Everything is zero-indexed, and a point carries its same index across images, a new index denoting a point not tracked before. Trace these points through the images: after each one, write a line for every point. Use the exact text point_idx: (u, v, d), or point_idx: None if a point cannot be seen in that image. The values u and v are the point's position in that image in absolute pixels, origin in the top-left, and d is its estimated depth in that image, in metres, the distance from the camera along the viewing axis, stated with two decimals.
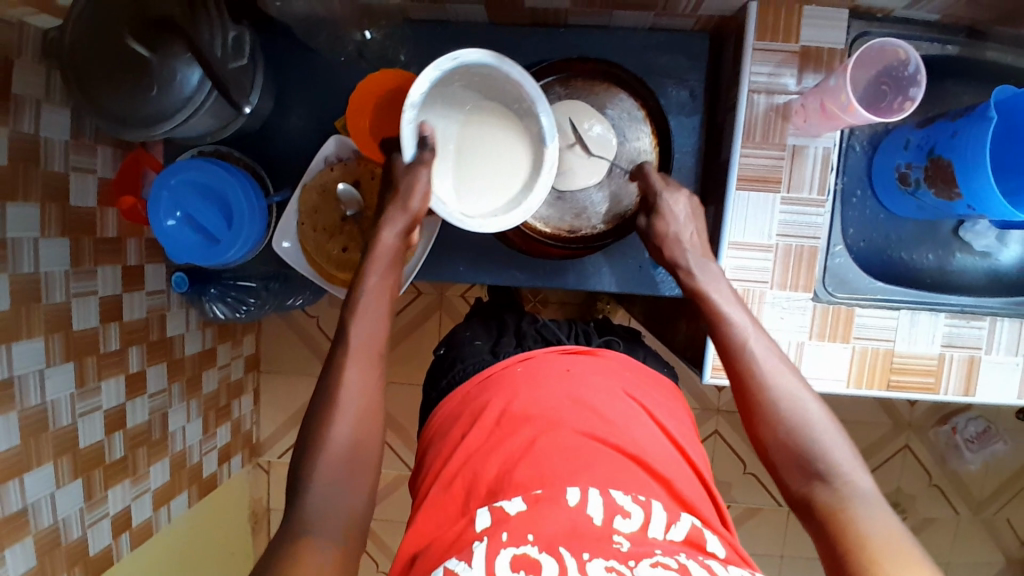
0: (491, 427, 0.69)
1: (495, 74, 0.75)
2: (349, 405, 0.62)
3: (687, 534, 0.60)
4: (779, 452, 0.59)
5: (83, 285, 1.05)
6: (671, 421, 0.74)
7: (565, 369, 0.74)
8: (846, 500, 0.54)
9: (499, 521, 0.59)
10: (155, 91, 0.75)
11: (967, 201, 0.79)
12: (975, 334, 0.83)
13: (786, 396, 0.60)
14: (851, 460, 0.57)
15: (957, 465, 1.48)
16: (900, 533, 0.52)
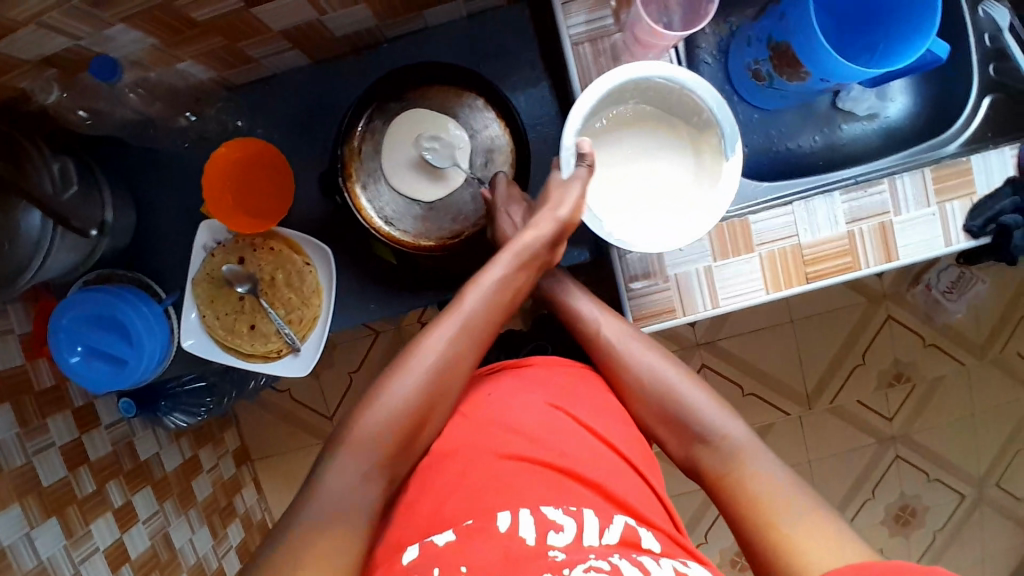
0: (419, 474, 0.67)
1: (665, 87, 0.74)
2: (420, 378, 0.69)
3: (621, 535, 0.59)
4: (659, 424, 0.75)
5: (38, 441, 1.08)
6: (600, 413, 0.71)
7: (489, 397, 0.71)
8: (728, 454, 0.70)
9: (430, 555, 0.57)
10: (5, 248, 0.74)
11: (818, 76, 0.76)
12: (877, 200, 0.81)
13: (656, 376, 0.76)
14: (723, 419, 0.72)
15: (944, 318, 1.46)
16: (774, 467, 0.67)
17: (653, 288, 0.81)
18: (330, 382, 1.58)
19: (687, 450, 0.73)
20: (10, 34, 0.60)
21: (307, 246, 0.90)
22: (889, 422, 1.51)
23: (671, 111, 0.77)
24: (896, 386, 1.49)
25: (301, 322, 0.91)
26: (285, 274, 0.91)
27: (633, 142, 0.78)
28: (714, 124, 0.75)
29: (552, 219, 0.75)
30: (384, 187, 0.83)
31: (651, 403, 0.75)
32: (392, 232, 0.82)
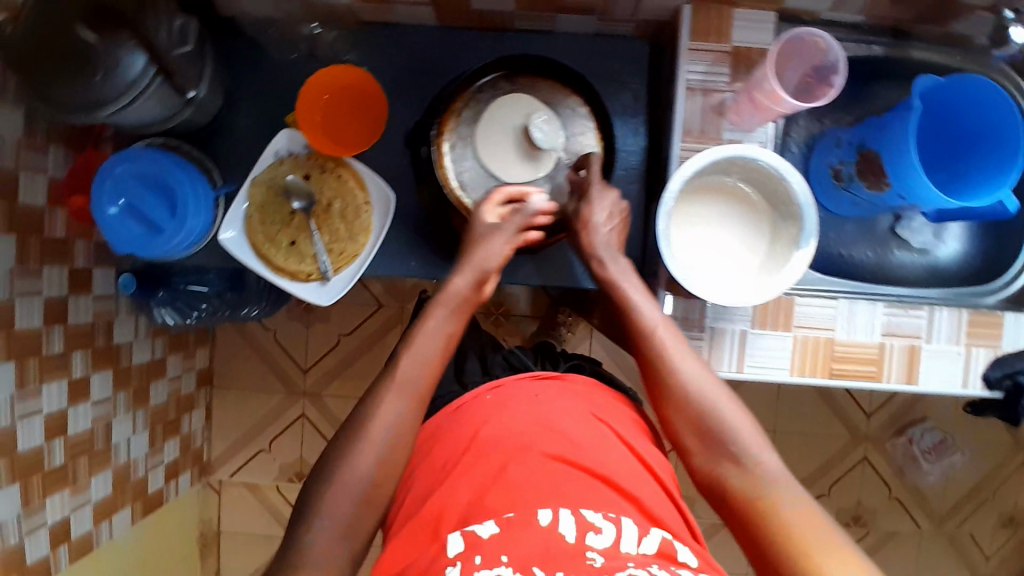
0: (463, 452, 0.68)
1: (763, 172, 0.76)
2: (419, 351, 0.71)
3: (658, 547, 0.60)
4: (690, 440, 0.71)
5: (26, 283, 1.04)
6: (638, 439, 0.74)
7: (534, 396, 0.74)
8: (759, 481, 0.67)
9: (472, 545, 0.59)
10: (98, 77, 0.73)
11: (897, 191, 0.81)
12: (913, 322, 0.85)
13: (694, 388, 0.72)
14: (760, 445, 0.69)
15: (915, 477, 1.49)
16: (806, 504, 0.64)
17: (687, 334, 0.82)
18: (317, 337, 1.56)
19: (712, 467, 0.70)
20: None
21: (372, 186, 0.92)
22: None
23: (765, 195, 0.79)
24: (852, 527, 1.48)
25: (340, 254, 0.91)
26: (342, 205, 0.91)
27: (718, 209, 0.79)
28: (798, 216, 0.75)
29: (601, 246, 0.79)
30: (469, 155, 0.84)
31: (685, 411, 0.72)
32: (461, 198, 0.84)
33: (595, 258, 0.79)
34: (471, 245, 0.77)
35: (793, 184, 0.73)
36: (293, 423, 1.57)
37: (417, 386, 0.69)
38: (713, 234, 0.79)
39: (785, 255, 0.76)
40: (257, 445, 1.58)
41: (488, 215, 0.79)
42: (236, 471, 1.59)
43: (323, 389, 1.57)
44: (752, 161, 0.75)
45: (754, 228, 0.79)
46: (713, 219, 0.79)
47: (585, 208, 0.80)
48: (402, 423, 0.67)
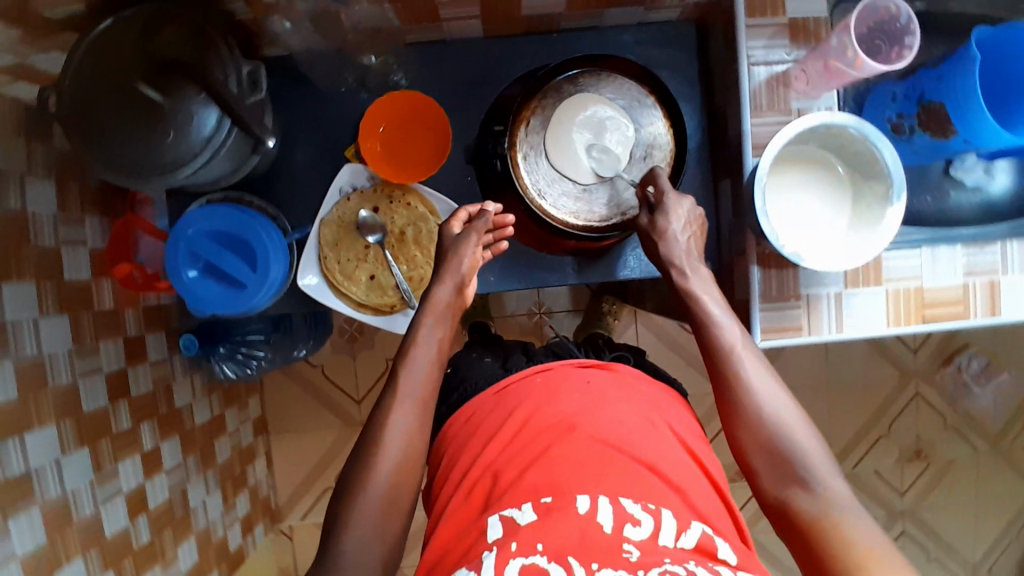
0: (508, 440, 0.70)
1: (845, 138, 0.77)
2: (420, 357, 0.75)
3: (697, 541, 0.60)
4: (760, 456, 0.70)
5: (87, 363, 1.00)
6: (688, 433, 0.75)
7: (585, 382, 0.75)
8: (827, 508, 0.65)
9: (510, 531, 0.60)
10: (171, 136, 0.71)
11: (963, 137, 0.84)
12: (990, 259, 0.88)
13: (768, 405, 0.70)
14: (829, 471, 0.67)
15: (967, 403, 1.54)
16: (872, 531, 0.62)
17: (784, 305, 0.84)
18: (364, 366, 1.55)
19: (780, 491, 0.68)
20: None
21: (443, 208, 0.91)
22: (901, 497, 1.55)
23: (845, 158, 0.80)
24: (913, 461, 1.54)
25: (421, 282, 0.90)
26: (416, 232, 0.90)
27: (802, 178, 0.81)
28: (885, 174, 0.76)
29: (676, 270, 0.78)
30: (543, 163, 0.84)
31: (756, 431, 0.70)
32: (543, 207, 0.84)
33: (674, 266, 0.78)
34: (443, 259, 0.81)
35: (881, 147, 0.75)
36: None
37: (417, 392, 0.73)
38: (801, 204, 0.80)
39: (876, 215, 0.77)
40: (322, 484, 1.57)
41: (454, 231, 0.82)
42: (305, 513, 1.57)
43: None
44: (836, 128, 0.76)
45: (838, 193, 0.80)
46: (799, 189, 0.80)
47: (663, 220, 0.78)
48: (411, 428, 0.71)
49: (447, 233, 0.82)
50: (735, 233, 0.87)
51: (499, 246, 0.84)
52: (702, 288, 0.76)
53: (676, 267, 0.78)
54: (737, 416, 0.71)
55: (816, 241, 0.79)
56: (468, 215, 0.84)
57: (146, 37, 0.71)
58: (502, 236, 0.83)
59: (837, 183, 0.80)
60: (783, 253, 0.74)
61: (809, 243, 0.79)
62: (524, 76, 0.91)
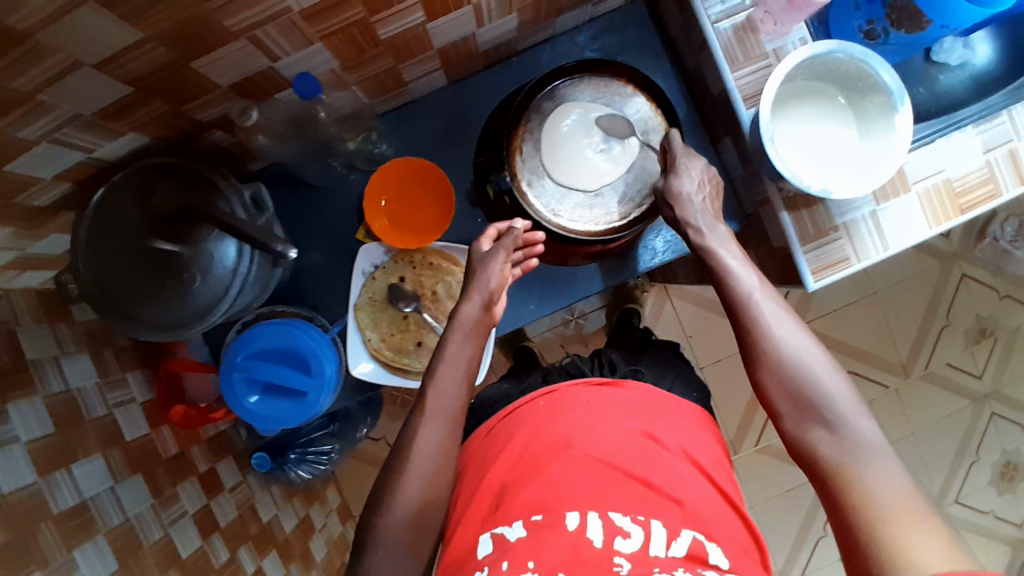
0: (513, 460, 0.72)
1: (835, 64, 0.77)
2: (447, 379, 0.74)
3: (688, 549, 0.62)
4: (780, 398, 0.68)
5: (172, 511, 1.01)
6: (695, 443, 0.75)
7: (585, 404, 0.77)
8: (853, 451, 0.63)
9: (501, 548, 0.63)
10: (199, 280, 0.72)
11: (940, 23, 0.83)
12: (1003, 130, 0.87)
13: (786, 353, 0.68)
14: (855, 411, 0.65)
15: (1015, 268, 1.52)
16: (897, 475, 0.60)
17: (826, 240, 0.83)
18: None
19: (803, 435, 0.66)
20: (217, 48, 0.61)
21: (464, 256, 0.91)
22: (980, 380, 1.54)
23: (836, 82, 0.80)
24: (981, 341, 1.53)
25: None
26: (447, 286, 0.91)
27: (800, 114, 0.80)
28: (883, 86, 0.75)
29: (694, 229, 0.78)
30: (548, 183, 0.84)
31: (772, 379, 0.69)
32: (561, 224, 0.84)
33: (691, 228, 0.78)
34: (472, 275, 0.80)
35: (874, 64, 0.75)
36: None
37: (450, 412, 0.72)
38: (808, 139, 0.80)
39: (885, 129, 0.77)
40: None
41: (483, 247, 0.81)
42: None
43: None
44: (821, 57, 0.76)
45: (841, 118, 0.80)
46: (803, 124, 0.80)
47: (676, 182, 0.78)
48: (441, 447, 0.70)
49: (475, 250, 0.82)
50: (752, 185, 0.87)
51: (528, 264, 0.83)
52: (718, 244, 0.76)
53: (692, 224, 0.78)
54: (753, 366, 0.71)
55: (834, 171, 0.78)
56: (496, 232, 0.83)
57: (143, 200, 0.71)
58: (531, 253, 0.82)
59: (837, 109, 0.80)
60: (813, 193, 0.73)
61: (828, 174, 0.78)
62: (501, 105, 0.91)
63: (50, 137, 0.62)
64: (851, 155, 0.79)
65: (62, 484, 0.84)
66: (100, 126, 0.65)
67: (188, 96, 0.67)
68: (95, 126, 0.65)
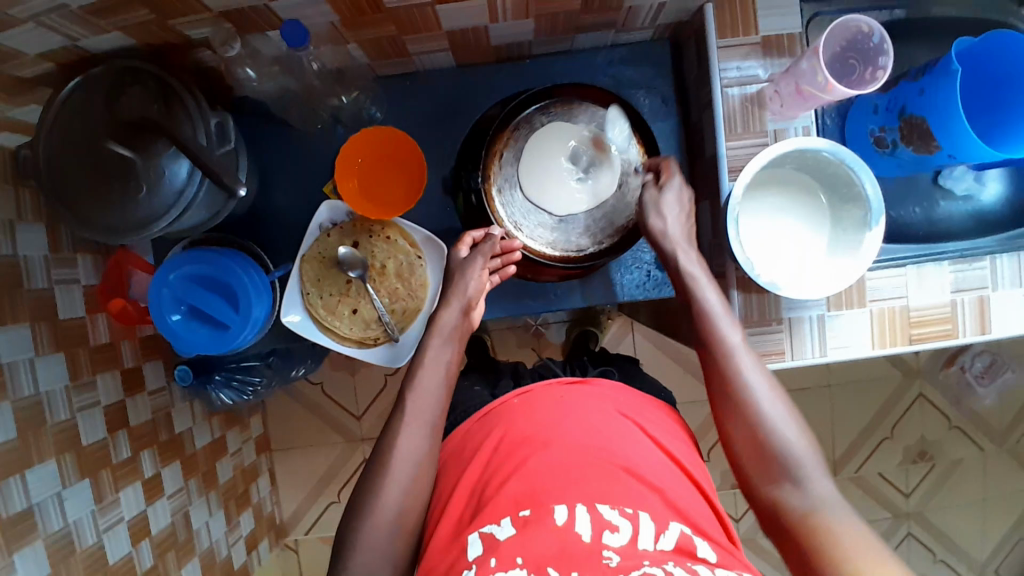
0: (490, 454, 0.73)
1: (826, 162, 0.76)
2: (429, 383, 0.75)
3: (676, 542, 0.63)
4: (744, 447, 0.69)
5: (85, 397, 1.02)
6: (672, 441, 0.77)
7: (558, 397, 0.78)
8: (815, 506, 0.64)
9: (490, 547, 0.62)
10: (144, 193, 0.73)
11: (947, 151, 0.81)
12: (979, 275, 0.86)
13: (756, 407, 0.69)
14: (816, 470, 0.66)
15: (972, 402, 1.52)
16: (860, 529, 0.61)
17: (766, 328, 0.83)
18: (363, 381, 1.59)
19: (768, 489, 0.67)
20: None
21: (421, 239, 0.91)
22: (906, 498, 1.53)
23: (822, 180, 0.79)
24: (918, 463, 1.53)
25: (403, 314, 0.91)
26: (396, 264, 0.91)
27: (778, 201, 0.80)
28: (864, 198, 0.75)
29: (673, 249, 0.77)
30: (518, 195, 0.84)
31: (746, 426, 0.69)
32: (520, 238, 0.84)
33: (669, 253, 0.77)
34: (451, 280, 0.82)
35: (861, 174, 0.74)
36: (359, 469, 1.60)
37: (430, 416, 0.73)
38: (778, 226, 0.80)
39: (854, 239, 0.76)
40: (327, 496, 1.61)
41: (461, 254, 0.83)
42: (310, 528, 1.61)
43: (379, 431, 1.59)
44: (811, 151, 0.75)
45: (815, 216, 0.80)
46: (776, 211, 0.80)
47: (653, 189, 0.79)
48: (420, 453, 0.71)
49: (454, 256, 0.83)
50: (715, 254, 0.87)
51: (506, 271, 0.82)
52: (696, 283, 0.75)
53: (681, 249, 0.77)
54: (728, 413, 0.71)
55: (792, 265, 0.78)
56: (474, 240, 0.84)
57: (111, 101, 0.73)
58: (510, 260, 0.82)
59: (815, 206, 0.79)
60: (759, 282, 0.73)
61: (786, 266, 0.78)
62: (504, 100, 0.91)
63: (37, 19, 0.63)
64: (814, 254, 0.79)
65: None
66: (86, 19, 0.65)
67: (178, 12, 0.67)
68: (84, 19, 0.65)
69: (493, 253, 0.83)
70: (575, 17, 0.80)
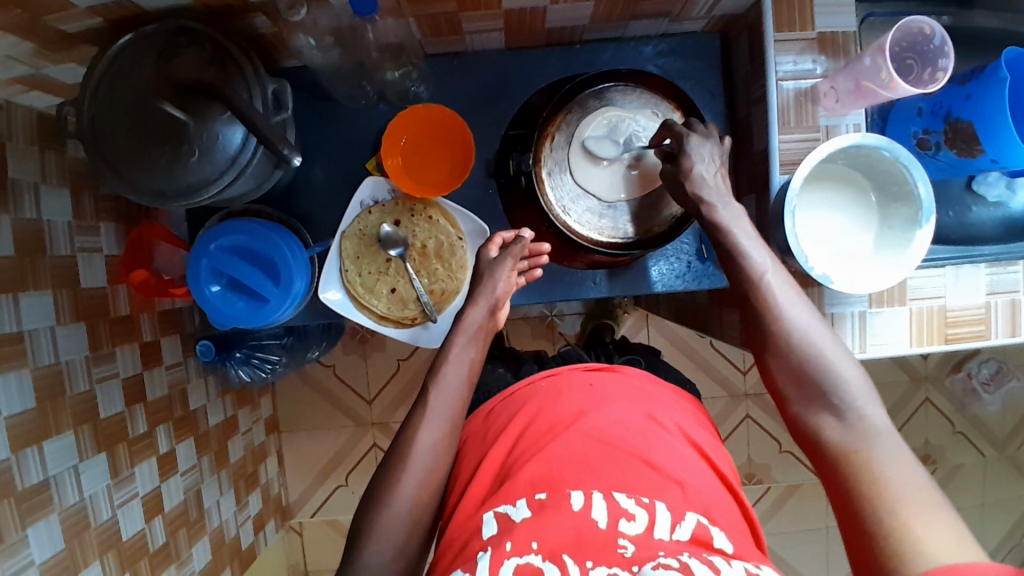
0: (516, 438, 0.73)
1: (879, 160, 0.77)
2: (451, 377, 0.76)
3: (692, 533, 0.61)
4: (788, 379, 0.68)
5: (104, 369, 1.00)
6: (693, 429, 0.77)
7: (587, 385, 0.78)
8: (861, 436, 0.62)
9: (504, 530, 0.62)
10: (195, 157, 0.71)
11: (991, 156, 0.82)
12: (1012, 278, 0.88)
13: (799, 336, 0.68)
14: (867, 396, 0.64)
15: (976, 409, 1.55)
16: (909, 462, 0.59)
17: None
18: (376, 366, 1.58)
19: (810, 419, 0.66)
20: None
21: (463, 221, 0.91)
22: None
23: (871, 178, 0.80)
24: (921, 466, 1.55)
25: (442, 295, 0.90)
26: (437, 244, 0.90)
27: (827, 196, 0.80)
28: (915, 197, 0.76)
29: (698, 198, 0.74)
30: (568, 179, 0.84)
31: (786, 359, 0.68)
32: (567, 222, 0.84)
33: (704, 203, 0.75)
34: (478, 281, 0.83)
35: (915, 172, 0.74)
36: (367, 454, 1.59)
37: (448, 411, 0.74)
38: (826, 221, 0.80)
39: (902, 238, 0.77)
40: (334, 480, 1.60)
41: (491, 254, 0.84)
42: (316, 511, 1.61)
43: (389, 416, 1.59)
44: (867, 148, 0.75)
45: (864, 213, 0.80)
46: (825, 206, 0.80)
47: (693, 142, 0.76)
48: (438, 445, 0.72)
49: (483, 255, 0.84)
50: None
51: (532, 273, 0.86)
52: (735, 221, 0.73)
53: (707, 195, 0.74)
54: (768, 349, 0.69)
55: (840, 259, 0.79)
56: (503, 240, 0.85)
57: (164, 61, 0.71)
58: (537, 263, 0.85)
59: (866, 203, 0.80)
60: (813, 275, 0.74)
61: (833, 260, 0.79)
62: (548, 87, 0.91)
63: None
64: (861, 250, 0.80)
65: (5, 311, 0.84)
66: None
67: None
68: None
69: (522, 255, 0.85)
70: (633, 4, 0.80)
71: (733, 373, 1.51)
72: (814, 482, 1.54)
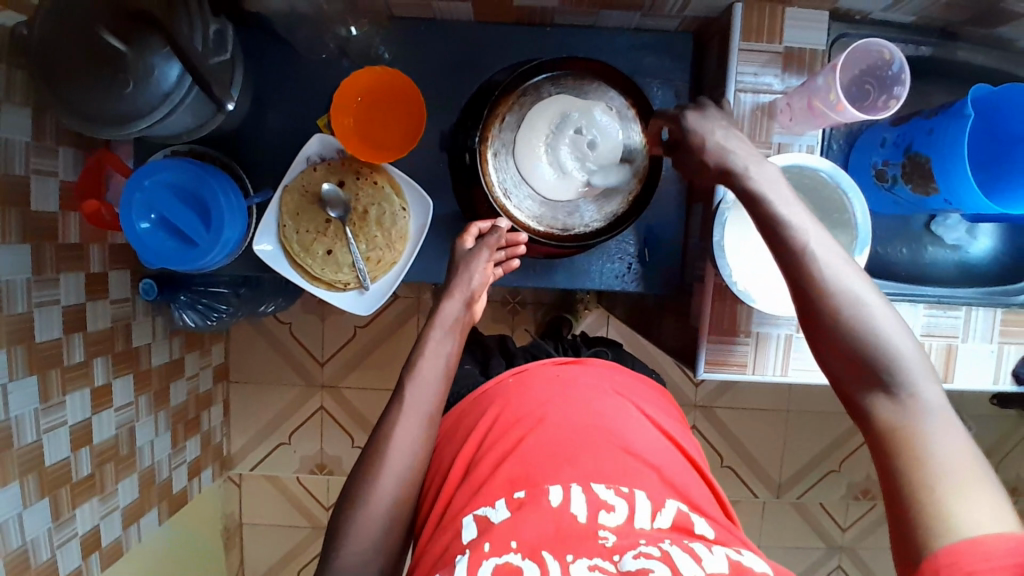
0: (488, 430, 0.71)
1: (820, 183, 0.76)
2: (429, 372, 0.73)
3: (673, 520, 0.61)
4: (832, 351, 0.60)
5: (45, 294, 0.99)
6: (664, 419, 0.77)
7: (555, 375, 0.77)
8: (912, 413, 0.55)
9: (483, 531, 0.60)
10: (130, 88, 0.71)
11: (944, 196, 0.80)
12: (952, 322, 0.86)
13: (849, 304, 0.59)
14: (918, 368, 0.57)
15: None
16: (962, 444, 0.54)
17: (733, 338, 0.82)
18: (332, 329, 1.57)
19: (858, 393, 0.58)
20: None
21: (409, 191, 0.90)
22: (841, 532, 1.56)
23: None
24: (859, 500, 1.55)
25: (378, 263, 0.89)
26: (378, 210, 0.89)
27: None
28: (852, 225, 0.75)
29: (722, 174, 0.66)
30: (513, 162, 0.83)
31: (832, 331, 0.59)
32: (506, 206, 0.84)
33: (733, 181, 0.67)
34: (454, 272, 0.80)
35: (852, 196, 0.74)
36: (313, 414, 1.59)
37: (426, 406, 0.71)
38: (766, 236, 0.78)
39: None
40: (278, 437, 1.61)
41: (466, 246, 0.82)
42: (257, 463, 1.61)
43: (341, 381, 1.59)
44: (806, 168, 0.75)
45: None
46: None
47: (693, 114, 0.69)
48: (418, 444, 0.70)
49: (460, 248, 0.82)
50: (699, 258, 0.86)
51: (510, 264, 0.82)
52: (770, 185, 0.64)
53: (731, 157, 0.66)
54: (811, 311, 0.61)
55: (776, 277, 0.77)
56: (479, 231, 0.83)
57: None
58: (514, 253, 0.82)
59: None
60: (735, 290, 0.75)
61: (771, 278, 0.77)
62: (513, 66, 0.89)
63: None
64: None
65: None
66: None
67: None
68: None
69: (498, 245, 0.82)
70: None
71: (685, 382, 1.50)
72: (750, 500, 1.54)
